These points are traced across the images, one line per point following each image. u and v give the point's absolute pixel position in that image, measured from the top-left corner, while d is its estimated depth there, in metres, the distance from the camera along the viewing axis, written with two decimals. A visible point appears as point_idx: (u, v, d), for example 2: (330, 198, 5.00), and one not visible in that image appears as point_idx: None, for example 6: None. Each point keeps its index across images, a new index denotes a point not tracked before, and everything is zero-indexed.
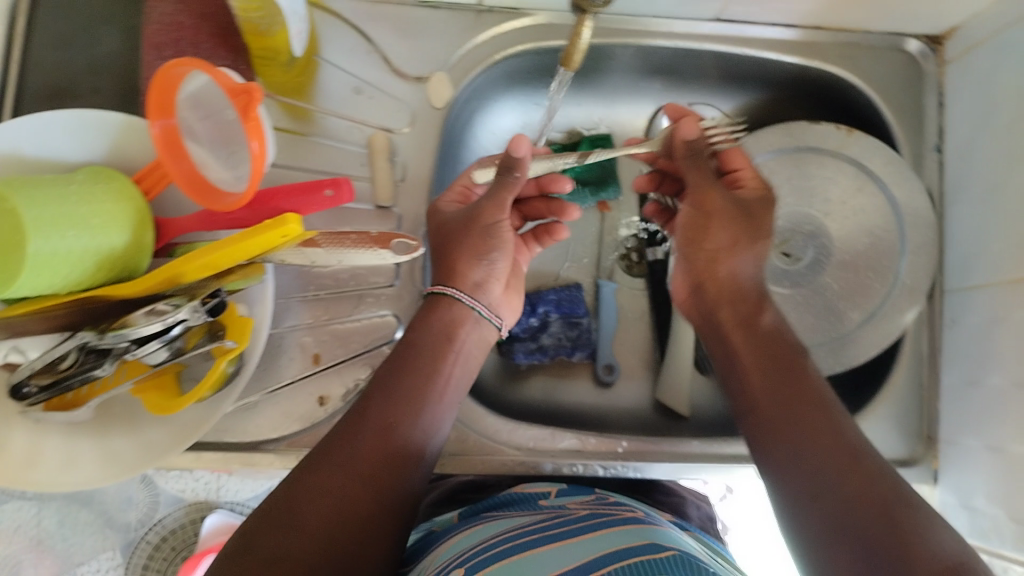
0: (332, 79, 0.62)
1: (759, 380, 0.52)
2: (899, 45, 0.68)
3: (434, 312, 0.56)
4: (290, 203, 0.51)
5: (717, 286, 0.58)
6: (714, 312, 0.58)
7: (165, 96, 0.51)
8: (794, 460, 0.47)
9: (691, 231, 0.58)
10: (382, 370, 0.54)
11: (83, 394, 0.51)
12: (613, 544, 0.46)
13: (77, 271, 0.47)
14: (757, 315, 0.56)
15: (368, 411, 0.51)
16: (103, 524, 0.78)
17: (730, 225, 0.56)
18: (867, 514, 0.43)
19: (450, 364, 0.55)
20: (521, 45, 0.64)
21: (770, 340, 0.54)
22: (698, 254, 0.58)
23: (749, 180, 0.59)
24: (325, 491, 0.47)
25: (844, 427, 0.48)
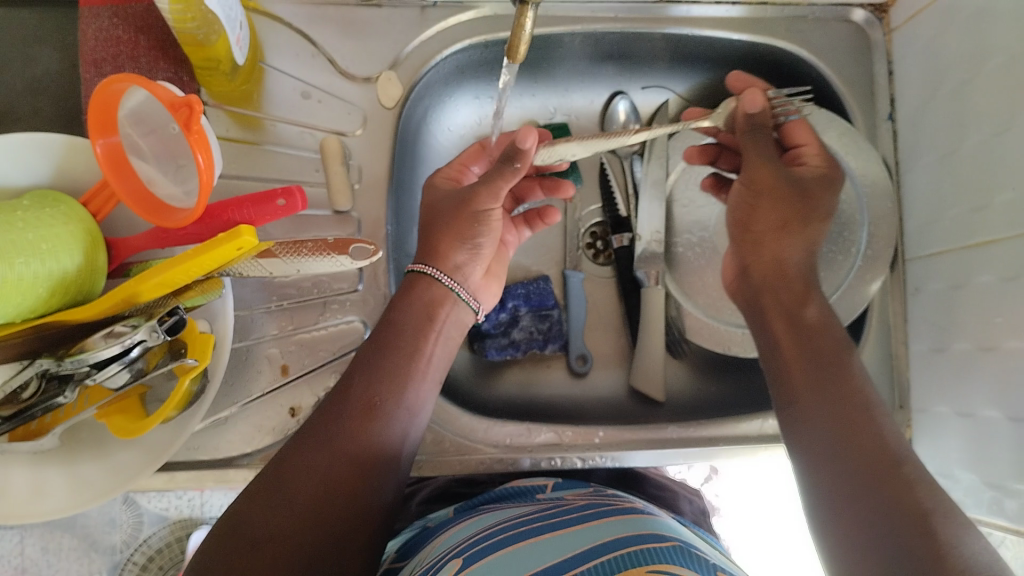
0: (279, 85, 0.61)
1: (799, 371, 0.52)
2: (846, 15, 0.68)
3: (413, 290, 0.55)
4: (243, 214, 0.50)
5: (762, 268, 0.59)
6: (757, 296, 0.59)
7: (104, 117, 0.49)
8: (811, 430, 0.49)
9: (745, 211, 0.61)
10: (364, 349, 0.53)
11: (46, 422, 0.50)
12: (608, 531, 0.47)
13: (31, 298, 0.46)
14: (803, 306, 0.56)
15: (352, 390, 0.50)
16: (88, 548, 0.77)
17: (782, 206, 0.59)
18: (879, 482, 0.44)
19: (431, 341, 0.55)
20: (468, 39, 0.64)
21: (815, 332, 0.54)
22: (750, 235, 0.61)
23: (812, 154, 0.63)
24: (310, 471, 0.47)
25: (882, 425, 0.48)
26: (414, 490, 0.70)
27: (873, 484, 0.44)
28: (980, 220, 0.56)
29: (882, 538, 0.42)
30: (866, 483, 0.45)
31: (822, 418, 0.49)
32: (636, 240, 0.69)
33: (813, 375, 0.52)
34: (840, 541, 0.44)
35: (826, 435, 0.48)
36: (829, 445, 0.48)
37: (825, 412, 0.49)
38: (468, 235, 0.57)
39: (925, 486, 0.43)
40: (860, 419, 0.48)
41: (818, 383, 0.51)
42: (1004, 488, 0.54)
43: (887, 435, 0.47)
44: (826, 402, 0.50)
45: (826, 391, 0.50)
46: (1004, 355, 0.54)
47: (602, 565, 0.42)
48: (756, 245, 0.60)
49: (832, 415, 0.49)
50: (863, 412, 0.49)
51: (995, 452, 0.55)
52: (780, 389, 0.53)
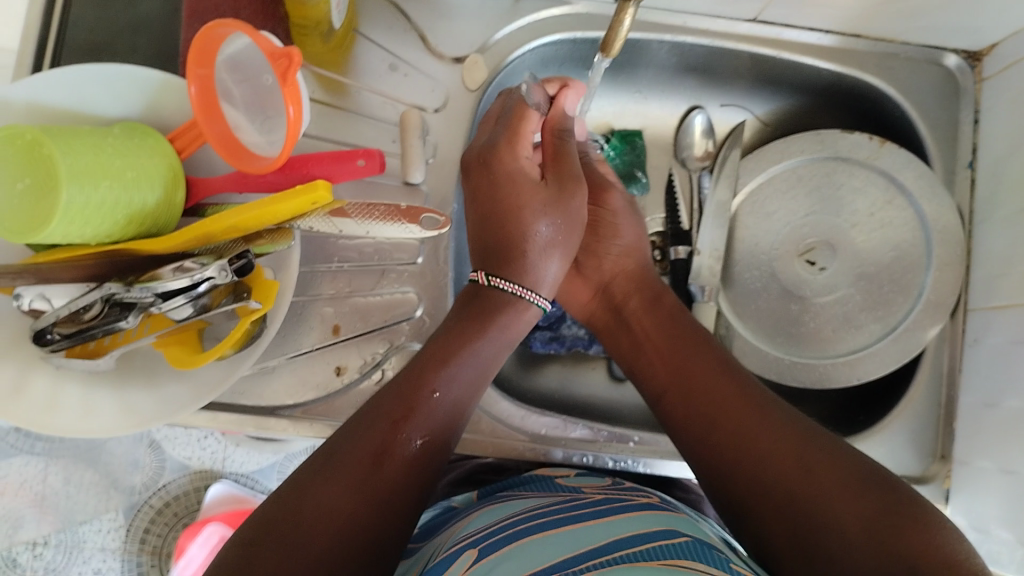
0: (369, 53, 0.62)
1: (668, 376, 0.54)
2: (938, 59, 0.67)
3: (489, 328, 0.54)
4: (322, 170, 0.52)
5: (621, 277, 0.61)
6: (625, 301, 0.60)
7: (202, 56, 0.51)
8: (690, 421, 0.50)
9: (593, 230, 0.62)
10: (413, 376, 0.50)
11: (105, 344, 0.51)
12: (635, 524, 0.47)
13: (108, 224, 0.48)
14: (662, 301, 0.59)
15: (405, 422, 0.48)
16: (109, 485, 0.88)
17: (631, 224, 0.62)
18: (762, 439, 0.46)
19: (481, 384, 0.53)
20: (559, 32, 0.64)
21: (670, 322, 0.57)
22: (604, 253, 0.61)
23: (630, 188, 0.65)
24: (336, 506, 0.43)
25: (769, 413, 0.48)
26: (447, 469, 0.71)
27: (757, 447, 0.46)
28: None
29: (786, 509, 0.43)
30: (760, 452, 0.46)
31: (698, 398, 0.51)
32: (694, 255, 0.68)
33: (682, 373, 0.53)
34: (763, 529, 0.45)
35: (706, 418, 0.49)
36: (706, 434, 0.49)
37: (688, 391, 0.52)
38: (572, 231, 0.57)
39: (801, 433, 0.46)
40: (721, 380, 0.51)
41: (686, 389, 0.52)
42: None
43: (742, 385, 0.50)
44: (688, 381, 0.52)
45: (683, 366, 0.53)
46: None
47: (641, 552, 0.42)
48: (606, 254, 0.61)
49: (723, 422, 0.48)
50: (719, 369, 0.52)
51: None
52: (650, 388, 0.55)
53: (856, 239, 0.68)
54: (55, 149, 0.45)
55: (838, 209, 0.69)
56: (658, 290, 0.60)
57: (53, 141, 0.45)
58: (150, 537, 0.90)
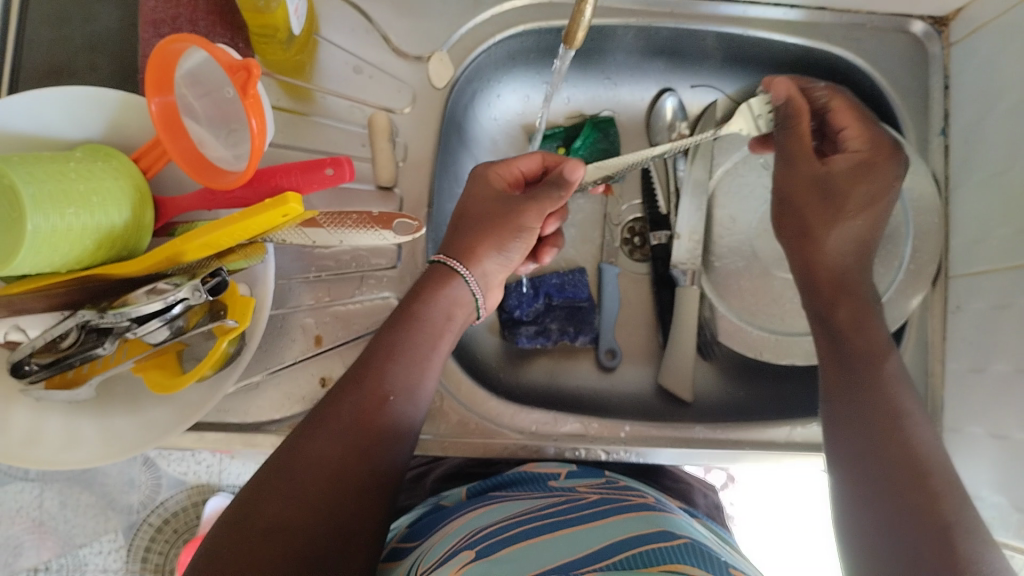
0: (332, 58, 0.61)
1: (837, 386, 0.52)
2: (905, 27, 0.67)
3: (442, 287, 0.53)
4: (290, 181, 0.50)
5: (821, 270, 0.60)
6: (832, 307, 0.57)
7: (160, 74, 0.50)
8: (848, 422, 0.49)
9: (801, 219, 0.62)
10: (383, 338, 0.51)
11: (83, 372, 0.50)
12: (627, 528, 0.47)
13: (77, 249, 0.47)
14: (834, 307, 0.57)
15: (377, 378, 0.49)
16: (106, 506, 0.87)
17: (833, 212, 0.60)
18: (910, 490, 0.45)
19: (443, 342, 0.53)
20: (522, 25, 0.64)
21: (860, 328, 0.55)
22: (816, 249, 0.60)
23: (853, 138, 0.62)
24: (324, 461, 0.45)
25: (934, 473, 0.45)
26: (427, 471, 0.72)
27: (909, 496, 0.44)
28: None
29: (917, 556, 0.42)
30: (897, 499, 0.45)
31: (863, 408, 0.49)
32: (674, 239, 0.70)
33: (846, 378, 0.52)
34: (870, 550, 0.44)
35: (865, 421, 0.49)
36: (866, 470, 0.47)
37: (862, 430, 0.48)
38: (504, 241, 0.55)
39: (955, 503, 0.44)
40: (891, 429, 0.48)
41: (858, 409, 0.50)
42: None
43: (919, 438, 0.48)
44: (859, 417, 0.49)
45: (865, 409, 0.49)
46: None
47: (634, 558, 0.42)
48: (817, 248, 0.60)
49: (876, 457, 0.47)
50: (894, 429, 0.48)
51: None
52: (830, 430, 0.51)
53: None
54: (17, 179, 0.44)
55: None
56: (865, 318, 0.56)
57: (14, 169, 0.44)
58: (152, 555, 0.91)
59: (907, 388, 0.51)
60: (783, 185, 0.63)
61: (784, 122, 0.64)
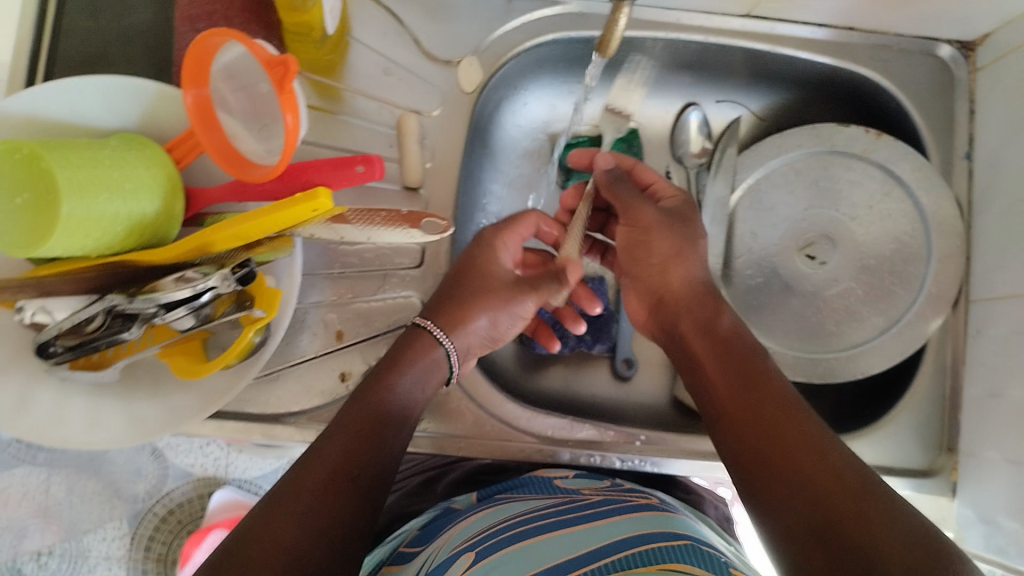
0: (362, 59, 0.62)
1: (723, 388, 0.50)
2: (932, 50, 0.67)
3: (411, 363, 0.54)
4: (322, 177, 0.51)
5: (671, 295, 0.57)
6: (712, 316, 0.54)
7: (197, 69, 0.51)
8: (743, 444, 0.46)
9: (638, 251, 0.59)
10: (345, 414, 0.50)
11: (109, 355, 0.51)
12: (632, 527, 0.48)
13: (108, 235, 0.48)
14: (715, 318, 0.54)
15: (334, 454, 0.47)
16: (113, 494, 0.88)
17: (671, 233, 0.58)
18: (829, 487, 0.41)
19: (406, 424, 0.52)
20: (554, 32, 0.64)
21: (732, 345, 0.52)
22: (662, 273, 0.57)
23: (665, 189, 0.62)
24: (283, 541, 0.42)
25: (835, 456, 0.43)
26: (439, 476, 0.72)
27: (812, 487, 0.41)
28: None
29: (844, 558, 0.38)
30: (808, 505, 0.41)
31: (755, 423, 0.46)
32: None
33: (733, 387, 0.49)
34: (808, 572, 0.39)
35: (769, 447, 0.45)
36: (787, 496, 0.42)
37: (752, 439, 0.46)
38: (500, 311, 0.59)
39: (854, 472, 0.41)
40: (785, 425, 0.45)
41: (757, 417, 0.47)
42: None
43: (811, 427, 0.45)
44: (761, 431, 0.46)
45: (751, 402, 0.48)
46: None
47: (628, 558, 0.42)
48: (667, 275, 0.57)
49: (786, 471, 0.43)
50: (783, 425, 0.45)
51: None
52: (733, 458, 0.47)
53: (855, 231, 0.68)
54: (54, 163, 0.45)
55: (836, 203, 0.69)
56: (738, 330, 0.53)
57: (52, 154, 0.45)
58: (155, 544, 0.92)
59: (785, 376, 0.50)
60: (653, 228, 0.58)
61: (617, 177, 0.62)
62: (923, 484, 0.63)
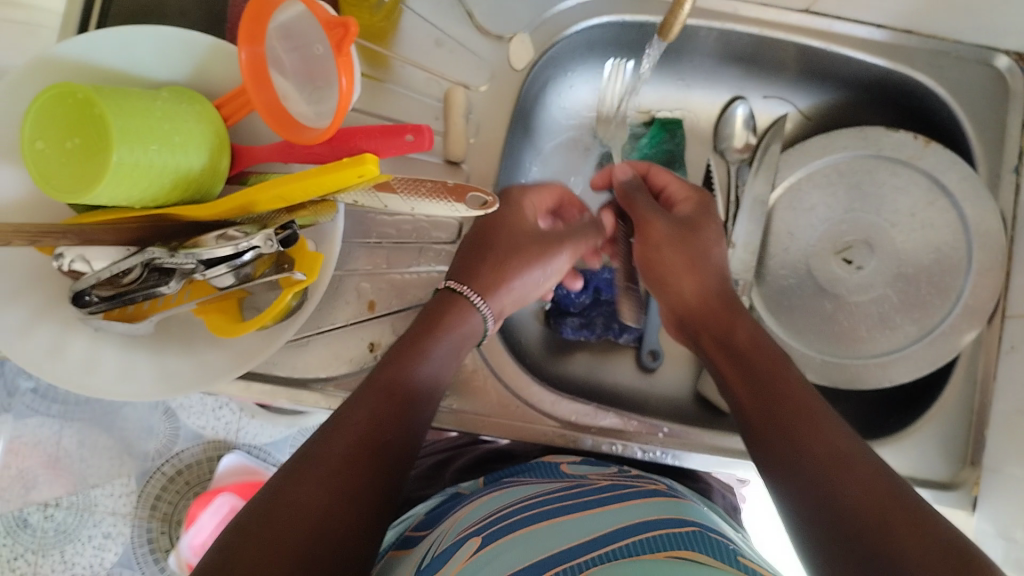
0: (415, 28, 0.61)
1: (750, 399, 0.48)
2: (989, 60, 0.67)
3: (442, 331, 0.53)
4: (370, 143, 0.50)
5: (689, 307, 0.56)
6: (729, 330, 0.53)
7: (253, 27, 0.51)
8: (772, 456, 0.45)
9: (653, 268, 0.58)
10: (375, 381, 0.49)
11: (144, 309, 0.51)
12: (644, 511, 0.48)
13: (153, 187, 0.47)
14: (733, 330, 0.53)
15: (360, 416, 0.47)
16: (123, 450, 0.93)
17: (682, 245, 0.57)
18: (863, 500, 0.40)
19: (434, 394, 0.52)
20: (607, 15, 0.64)
21: (753, 354, 0.51)
22: (678, 287, 0.57)
23: (679, 192, 0.62)
24: (308, 505, 0.42)
25: (868, 469, 0.42)
26: (450, 460, 0.72)
27: (843, 496, 0.40)
28: None
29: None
30: (823, 492, 0.41)
31: (782, 433, 0.45)
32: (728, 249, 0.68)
33: (758, 399, 0.48)
34: None
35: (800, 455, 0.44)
36: (814, 506, 0.41)
37: (779, 455, 0.45)
38: (535, 269, 0.59)
39: (888, 485, 0.41)
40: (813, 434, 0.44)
41: (785, 429, 0.45)
42: None
43: (838, 437, 0.44)
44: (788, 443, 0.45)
45: (777, 414, 0.46)
46: None
47: (635, 544, 0.42)
48: (676, 286, 0.57)
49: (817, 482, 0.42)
50: (803, 416, 0.45)
51: None
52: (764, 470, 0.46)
53: (896, 238, 0.68)
54: (108, 109, 0.45)
55: (879, 208, 0.68)
56: (753, 331, 0.53)
57: (105, 100, 0.45)
58: (161, 503, 0.94)
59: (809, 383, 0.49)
60: (663, 243, 0.58)
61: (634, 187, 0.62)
62: (944, 494, 0.62)
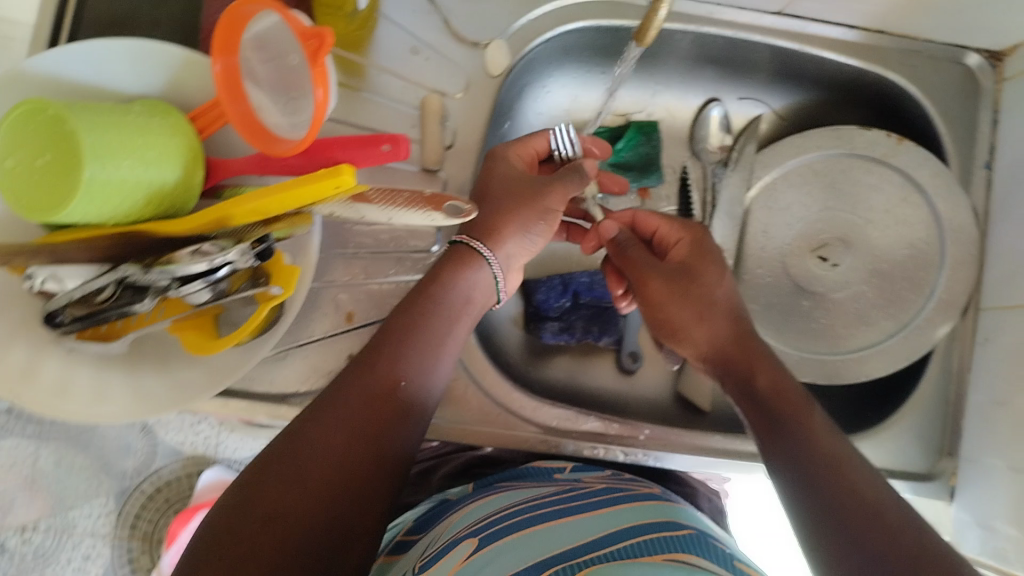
0: (390, 36, 0.61)
1: (767, 435, 0.49)
2: (959, 58, 0.67)
3: (460, 270, 0.53)
4: (346, 154, 0.50)
5: (707, 355, 0.55)
6: (749, 377, 0.52)
7: (228, 37, 0.49)
8: (788, 492, 0.46)
9: (663, 326, 0.57)
10: (394, 323, 0.50)
11: (117, 328, 0.50)
12: (635, 516, 0.48)
13: (126, 202, 0.47)
14: (753, 376, 0.52)
15: (380, 364, 0.48)
16: (101, 469, 0.89)
17: (683, 302, 0.56)
18: (879, 542, 0.40)
19: (457, 329, 0.52)
20: (583, 20, 0.64)
21: (773, 399, 0.50)
22: (694, 337, 0.56)
23: (670, 232, 0.60)
24: (328, 446, 0.44)
25: (891, 517, 0.42)
26: (436, 466, 0.72)
27: (865, 540, 0.41)
28: None
29: None
30: (852, 543, 0.41)
31: (801, 474, 0.45)
32: None
33: (778, 436, 0.48)
34: None
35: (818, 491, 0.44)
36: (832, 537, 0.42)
37: (797, 493, 0.45)
38: (532, 217, 0.55)
39: (914, 534, 0.41)
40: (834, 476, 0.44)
41: (804, 473, 0.45)
42: None
43: (862, 483, 0.44)
44: (807, 480, 0.45)
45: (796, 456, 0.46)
46: None
47: (628, 549, 0.42)
48: (689, 341, 0.56)
49: (834, 524, 0.42)
50: (830, 469, 0.45)
51: None
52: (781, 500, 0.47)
53: (871, 236, 0.68)
54: (79, 125, 0.44)
55: (853, 206, 0.69)
56: (775, 374, 0.52)
57: (76, 116, 0.45)
58: (141, 523, 0.91)
59: (833, 428, 0.48)
60: (663, 303, 0.56)
61: (622, 241, 0.59)
62: (922, 486, 0.63)
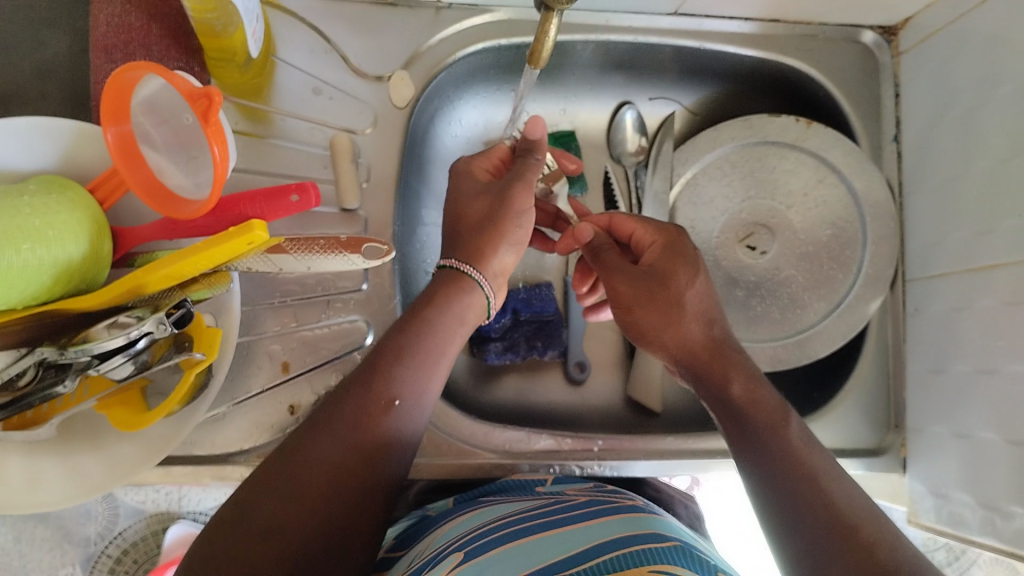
0: (290, 79, 0.60)
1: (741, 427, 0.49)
2: (856, 37, 0.69)
3: (456, 292, 0.52)
4: (255, 209, 0.49)
5: (678, 355, 0.55)
6: (723, 381, 0.51)
7: (116, 102, 0.48)
8: (757, 487, 0.46)
9: (634, 326, 0.57)
10: (391, 338, 0.49)
11: (43, 411, 0.49)
12: (617, 529, 0.47)
13: (34, 285, 0.45)
14: (728, 380, 0.51)
15: (379, 381, 0.46)
16: (61, 539, 0.72)
17: (653, 306, 0.55)
18: (849, 558, 0.40)
19: (453, 348, 0.51)
20: (482, 41, 0.64)
21: (750, 399, 0.50)
22: (664, 339, 0.55)
23: (643, 234, 0.59)
24: (325, 462, 0.43)
25: (864, 531, 0.41)
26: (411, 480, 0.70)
27: (837, 557, 0.40)
28: (984, 243, 0.57)
29: None
30: (819, 563, 0.41)
31: (774, 472, 0.45)
32: None
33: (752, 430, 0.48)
34: None
35: (790, 492, 0.44)
36: (801, 542, 0.42)
37: (768, 488, 0.45)
38: (509, 226, 0.55)
39: (888, 552, 0.40)
40: (806, 482, 0.44)
41: (780, 475, 0.45)
42: (999, 511, 0.54)
43: (836, 497, 0.43)
44: (780, 478, 0.45)
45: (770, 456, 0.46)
46: (1005, 379, 0.54)
47: (610, 562, 0.42)
48: (659, 343, 0.56)
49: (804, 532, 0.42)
50: (808, 482, 0.44)
51: (991, 474, 0.55)
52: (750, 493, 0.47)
53: (793, 219, 0.70)
54: None
55: (773, 192, 0.70)
56: (750, 381, 0.51)
57: None
58: None
59: (810, 438, 0.48)
60: (633, 305, 0.56)
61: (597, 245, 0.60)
62: (875, 461, 0.64)
